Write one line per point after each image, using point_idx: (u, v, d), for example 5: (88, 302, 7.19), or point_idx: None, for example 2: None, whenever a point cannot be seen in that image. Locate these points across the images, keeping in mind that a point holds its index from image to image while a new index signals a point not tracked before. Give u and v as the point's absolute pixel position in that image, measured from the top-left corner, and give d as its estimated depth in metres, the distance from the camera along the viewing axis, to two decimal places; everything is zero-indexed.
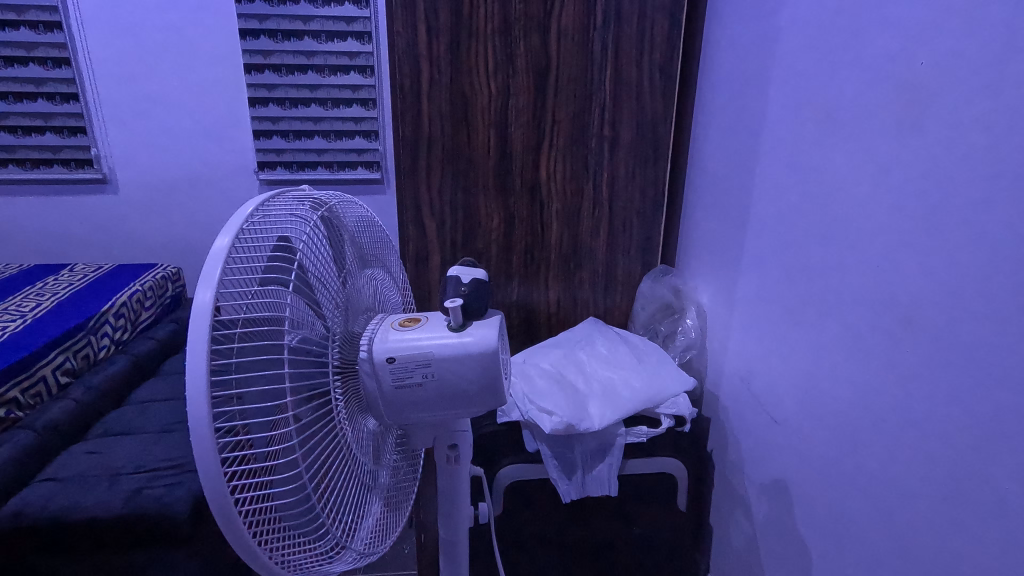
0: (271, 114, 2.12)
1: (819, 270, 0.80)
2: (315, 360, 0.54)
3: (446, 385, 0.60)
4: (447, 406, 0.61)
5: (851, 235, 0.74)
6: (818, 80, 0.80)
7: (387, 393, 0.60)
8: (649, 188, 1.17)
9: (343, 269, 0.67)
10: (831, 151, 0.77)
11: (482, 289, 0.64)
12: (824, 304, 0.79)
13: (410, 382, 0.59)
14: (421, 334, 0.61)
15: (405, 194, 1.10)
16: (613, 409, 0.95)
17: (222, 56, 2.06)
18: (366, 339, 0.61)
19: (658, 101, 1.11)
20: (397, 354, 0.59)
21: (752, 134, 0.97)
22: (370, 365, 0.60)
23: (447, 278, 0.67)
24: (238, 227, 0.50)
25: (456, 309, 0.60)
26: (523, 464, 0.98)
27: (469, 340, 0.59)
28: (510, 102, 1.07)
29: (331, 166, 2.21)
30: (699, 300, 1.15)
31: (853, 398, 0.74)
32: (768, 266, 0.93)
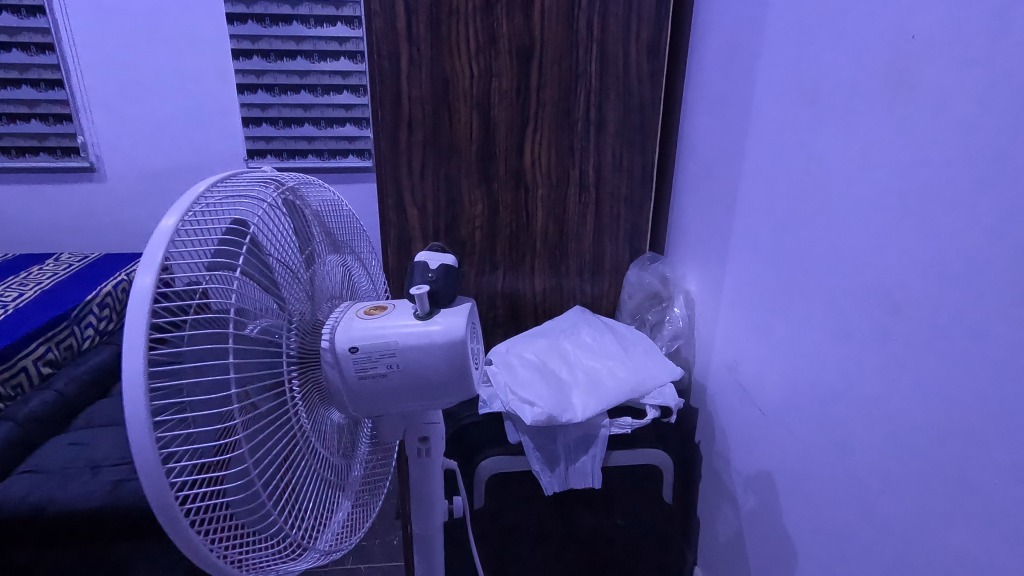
0: (258, 100, 2.07)
1: (809, 256, 0.77)
2: (269, 350, 0.51)
3: (412, 375, 0.57)
4: (414, 398, 0.59)
5: (839, 217, 0.71)
6: (807, 58, 0.76)
7: (350, 384, 0.57)
8: (637, 173, 1.14)
9: (307, 255, 0.64)
10: (820, 132, 0.74)
11: (451, 277, 0.61)
12: (812, 289, 0.76)
13: (374, 372, 0.57)
14: (386, 322, 0.58)
15: (386, 180, 1.07)
16: (597, 400, 0.93)
17: (211, 42, 2.01)
18: (328, 327, 0.58)
19: (646, 82, 1.08)
20: (360, 343, 0.56)
21: (741, 116, 0.93)
22: (332, 355, 0.57)
23: (415, 265, 0.64)
24: (185, 208, 0.47)
25: (422, 296, 0.57)
26: (504, 456, 0.95)
27: (434, 329, 0.56)
28: (492, 84, 1.04)
29: (321, 154, 2.17)
30: (687, 288, 1.11)
31: (840, 386, 0.71)
32: (756, 253, 0.90)
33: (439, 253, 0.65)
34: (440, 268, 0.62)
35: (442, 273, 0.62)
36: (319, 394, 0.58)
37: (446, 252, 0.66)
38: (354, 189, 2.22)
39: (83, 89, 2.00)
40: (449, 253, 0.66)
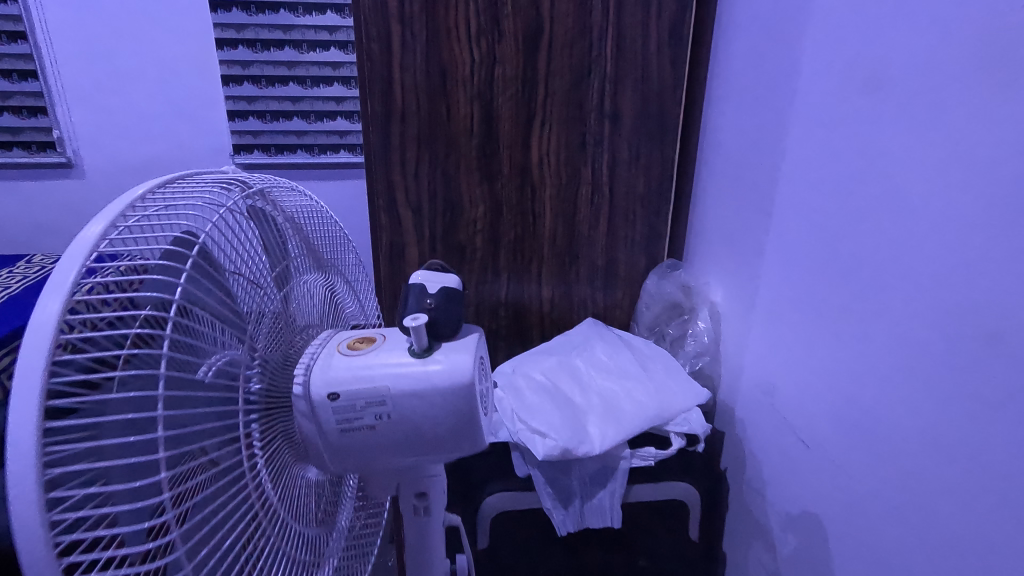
0: (245, 93, 1.73)
1: (865, 269, 0.66)
2: (222, 403, 0.40)
3: (407, 428, 0.46)
4: (409, 453, 0.48)
5: (902, 223, 0.60)
6: (863, 36, 0.65)
7: (328, 437, 0.46)
8: (655, 171, 1.02)
9: (276, 274, 0.53)
10: (880, 123, 0.63)
11: (454, 303, 0.50)
12: (868, 306, 0.66)
13: (358, 424, 0.46)
14: (373, 360, 0.47)
15: (376, 179, 0.95)
16: (616, 429, 0.82)
17: (172, 10, 1.62)
18: (302, 367, 0.47)
19: (666, 70, 0.97)
20: (342, 388, 0.45)
21: (778, 106, 0.82)
22: (306, 404, 0.46)
23: (409, 288, 0.53)
24: (112, 217, 0.38)
25: (420, 328, 0.45)
26: (512, 492, 0.84)
27: (434, 370, 0.45)
28: (495, 71, 0.92)
29: (311, 150, 1.83)
30: (711, 299, 1.00)
31: (905, 421, 0.60)
32: (796, 263, 0.79)
33: (438, 273, 0.54)
34: (441, 292, 0.51)
35: (443, 298, 0.51)
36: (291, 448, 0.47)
37: (447, 272, 0.55)
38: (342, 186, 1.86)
39: (53, 62, 1.63)
40: (451, 273, 0.55)
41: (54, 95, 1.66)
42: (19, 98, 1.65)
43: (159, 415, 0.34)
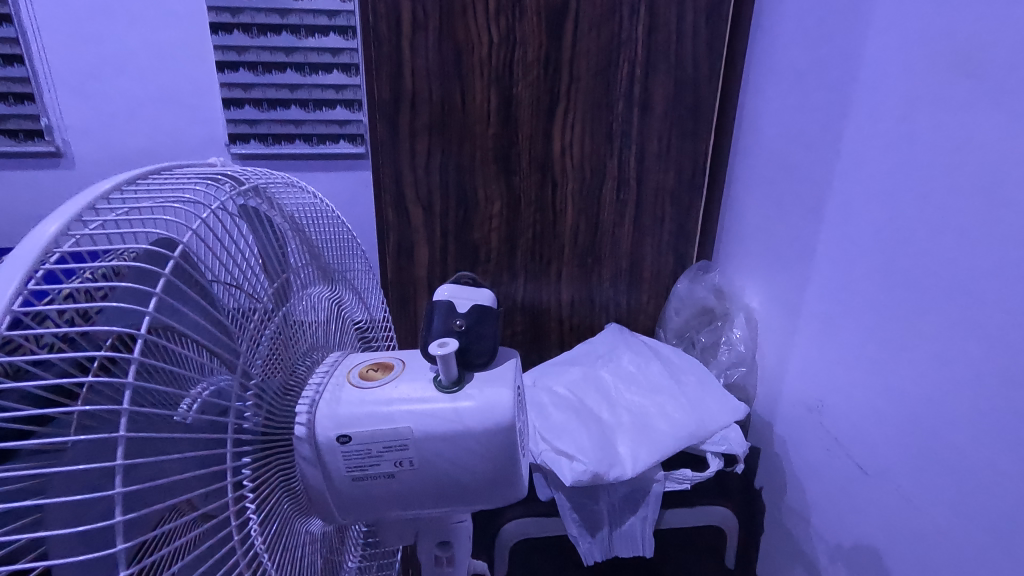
0: (240, 79, 1.49)
1: (937, 281, 0.57)
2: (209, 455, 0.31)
3: (433, 477, 0.38)
4: (435, 503, 0.40)
5: (989, 228, 0.51)
6: (937, 9, 0.55)
7: (337, 487, 0.38)
8: (686, 165, 0.94)
9: (276, 285, 0.45)
10: (959, 111, 0.54)
11: (488, 327, 0.42)
12: (933, 319, 0.58)
13: (373, 473, 0.38)
14: (391, 394, 0.39)
15: (384, 172, 0.87)
16: (650, 450, 0.74)
17: None
18: (305, 401, 0.39)
19: (702, 55, 0.87)
20: (353, 430, 0.37)
21: (827, 93, 0.72)
22: (310, 449, 0.38)
23: (433, 305, 0.44)
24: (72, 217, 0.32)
25: (449, 358, 0.37)
26: (532, 518, 0.77)
27: (467, 408, 0.37)
28: (516, 53, 0.83)
29: (310, 140, 1.58)
30: (747, 304, 0.92)
31: (985, 452, 0.52)
32: (848, 269, 0.70)
33: (468, 287, 0.46)
34: (472, 312, 0.43)
35: (475, 320, 0.42)
36: (296, 504, 0.39)
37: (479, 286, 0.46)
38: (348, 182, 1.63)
39: (42, 45, 1.39)
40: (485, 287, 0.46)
41: (40, 79, 1.41)
42: (6, 84, 1.41)
43: (117, 495, 0.24)
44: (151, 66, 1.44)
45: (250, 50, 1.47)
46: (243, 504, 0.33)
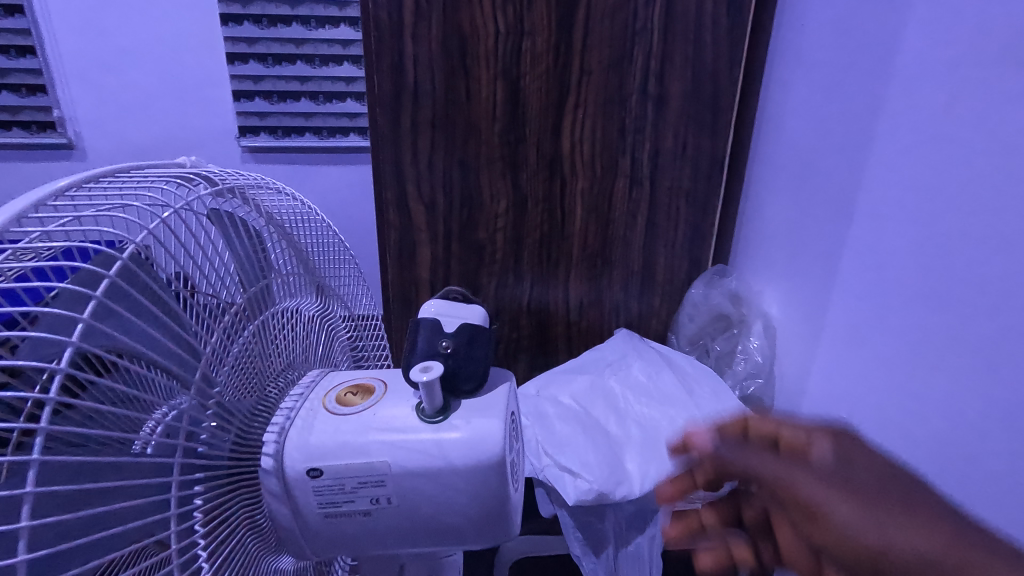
0: (250, 71, 1.39)
1: (971, 310, 0.48)
2: (149, 500, 0.29)
3: (414, 517, 0.34)
4: (417, 543, 0.36)
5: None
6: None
7: (308, 524, 0.35)
8: (702, 162, 0.85)
9: (253, 296, 0.42)
10: (1001, 111, 0.45)
11: (476, 348, 0.40)
12: (944, 339, 0.51)
13: (348, 510, 0.34)
14: (368, 423, 0.35)
15: (384, 170, 0.83)
16: (657, 467, 0.70)
17: None
18: (275, 428, 0.35)
19: (722, 44, 0.79)
20: (324, 464, 0.33)
21: (854, 84, 0.64)
22: (277, 484, 0.34)
23: (419, 328, 0.43)
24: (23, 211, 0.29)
25: (433, 385, 0.34)
26: (532, 535, 0.73)
27: (452, 441, 0.34)
28: (523, 44, 0.77)
29: (320, 132, 1.49)
30: (765, 312, 0.84)
31: (1016, 516, 0.44)
32: (869, 285, 0.61)
33: (456, 309, 0.45)
34: (460, 335, 0.41)
35: (462, 343, 0.41)
36: (262, 539, 0.37)
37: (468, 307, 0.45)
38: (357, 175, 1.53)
39: (53, 35, 1.31)
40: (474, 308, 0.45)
41: (51, 69, 1.34)
42: (18, 75, 1.34)
43: (18, 563, 0.22)
44: (160, 55, 1.35)
45: (259, 41, 1.37)
46: (191, 554, 0.30)
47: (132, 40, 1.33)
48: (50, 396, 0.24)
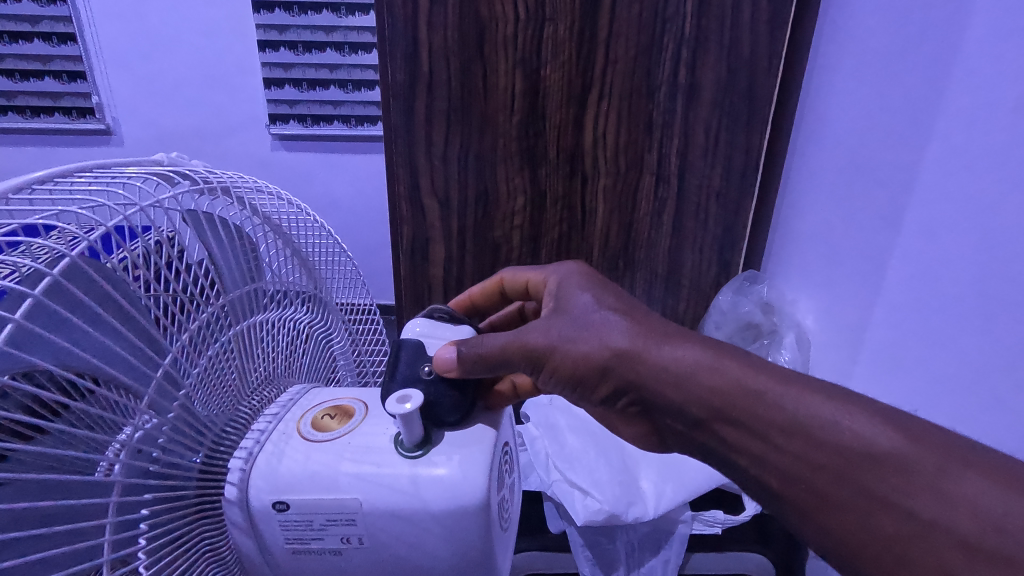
0: (280, 59, 1.26)
1: None
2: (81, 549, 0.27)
3: (386, 556, 0.36)
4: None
5: None
6: None
7: (277, 558, 0.37)
8: (735, 159, 0.77)
9: (234, 301, 0.39)
10: None
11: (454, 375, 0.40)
12: (1009, 364, 0.45)
13: (317, 548, 0.36)
14: (336, 458, 0.36)
15: (397, 164, 0.78)
16: (673, 487, 0.66)
17: None
18: (242, 454, 0.36)
19: (761, 33, 0.71)
20: (291, 498, 0.35)
21: (914, 74, 0.56)
22: (243, 517, 0.35)
23: (400, 343, 0.42)
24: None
25: (411, 420, 0.35)
26: (542, 551, 0.69)
27: (429, 481, 0.35)
28: (545, 31, 0.71)
29: (348, 121, 1.34)
30: (800, 322, 0.78)
31: None
32: (923, 299, 0.55)
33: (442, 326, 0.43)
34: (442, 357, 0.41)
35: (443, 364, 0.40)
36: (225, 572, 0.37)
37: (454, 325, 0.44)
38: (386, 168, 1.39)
39: (92, 23, 1.22)
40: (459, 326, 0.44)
41: (90, 56, 1.25)
42: (59, 62, 1.27)
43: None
44: (193, 42, 1.24)
45: (290, 28, 1.24)
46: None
47: (166, 26, 1.22)
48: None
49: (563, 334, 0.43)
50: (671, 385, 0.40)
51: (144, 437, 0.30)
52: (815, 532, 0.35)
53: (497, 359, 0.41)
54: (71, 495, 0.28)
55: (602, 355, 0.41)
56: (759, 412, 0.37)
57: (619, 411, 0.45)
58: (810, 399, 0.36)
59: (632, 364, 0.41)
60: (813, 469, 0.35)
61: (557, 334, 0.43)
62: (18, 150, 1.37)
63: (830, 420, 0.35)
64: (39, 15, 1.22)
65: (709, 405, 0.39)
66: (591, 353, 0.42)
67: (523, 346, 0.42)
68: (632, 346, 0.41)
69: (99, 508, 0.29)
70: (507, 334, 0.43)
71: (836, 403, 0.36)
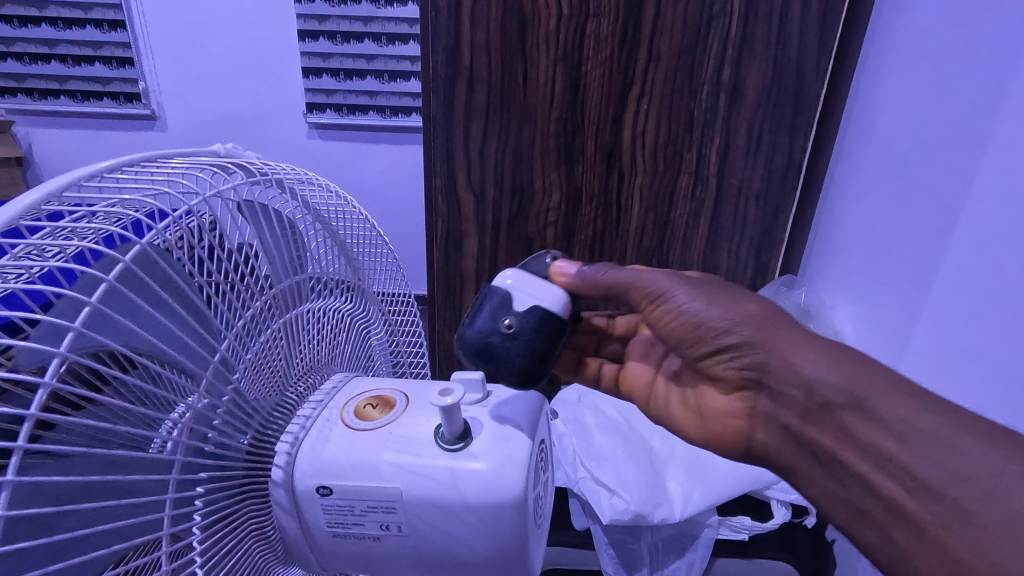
0: (320, 49, 1.27)
1: None
2: (142, 521, 0.28)
3: (422, 545, 0.37)
4: (421, 572, 0.39)
5: None
6: None
7: (317, 540, 0.38)
8: (778, 160, 0.75)
9: (283, 291, 0.40)
10: None
11: (532, 336, 0.41)
12: None
13: (357, 533, 0.37)
14: (377, 447, 0.37)
15: (435, 156, 0.79)
16: (703, 491, 0.66)
17: None
18: (288, 439, 0.37)
19: (811, 33, 0.69)
20: (334, 483, 0.36)
21: (974, 78, 0.54)
22: (288, 499, 0.37)
23: (490, 290, 0.43)
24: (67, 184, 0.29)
25: (451, 414, 0.36)
26: (563, 546, 0.69)
27: (467, 474, 0.36)
28: (587, 27, 0.71)
29: (383, 111, 1.34)
30: (837, 330, 0.76)
31: None
32: (971, 314, 0.53)
33: (532, 277, 0.43)
34: (524, 313, 0.41)
35: (524, 319, 0.41)
36: (270, 550, 0.38)
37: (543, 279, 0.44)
38: (419, 159, 1.39)
39: (142, 11, 1.26)
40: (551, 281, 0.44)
41: (139, 42, 1.29)
42: (109, 47, 1.30)
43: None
44: (237, 31, 1.26)
45: (330, 19, 1.25)
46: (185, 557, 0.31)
47: (212, 14, 1.25)
48: (33, 411, 0.22)
49: (704, 288, 0.47)
50: (806, 353, 0.41)
51: (198, 414, 0.32)
52: (926, 554, 0.33)
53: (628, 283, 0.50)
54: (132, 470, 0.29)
55: (744, 307, 0.45)
56: (896, 411, 0.36)
57: (720, 376, 0.47)
58: (959, 420, 0.34)
59: (758, 327, 0.44)
60: (942, 481, 0.32)
61: (697, 287, 0.47)
62: (68, 132, 1.42)
63: (973, 443, 0.32)
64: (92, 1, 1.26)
65: (837, 389, 0.39)
66: (717, 304, 0.46)
67: (649, 284, 0.49)
68: (762, 317, 0.44)
69: (158, 484, 0.30)
70: (639, 274, 0.50)
71: (983, 429, 0.33)
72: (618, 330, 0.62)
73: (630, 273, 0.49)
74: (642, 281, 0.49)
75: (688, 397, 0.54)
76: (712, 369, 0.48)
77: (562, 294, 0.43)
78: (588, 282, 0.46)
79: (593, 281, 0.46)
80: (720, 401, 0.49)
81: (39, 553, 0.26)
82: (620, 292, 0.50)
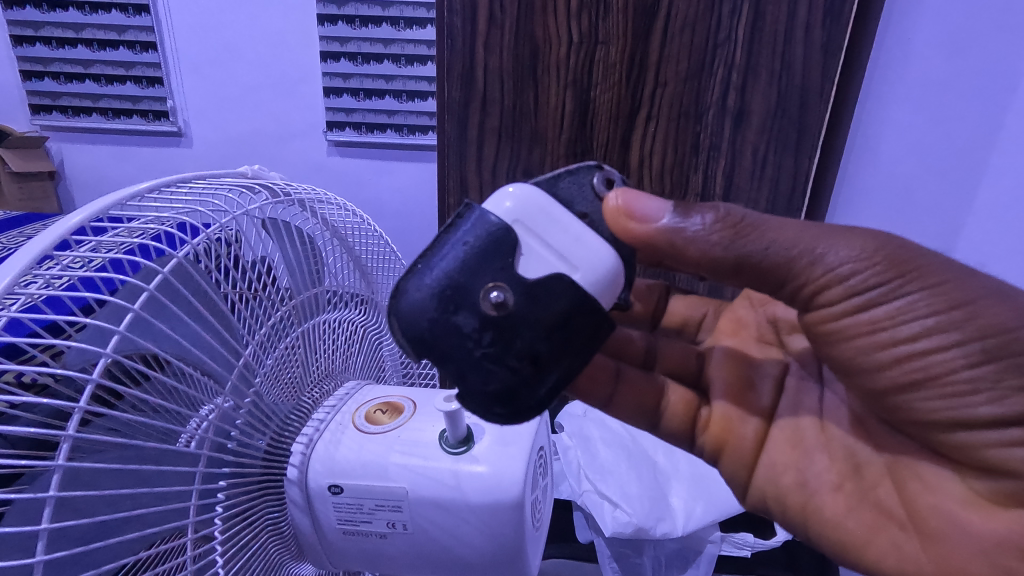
0: (341, 70, 1.30)
1: None
2: (171, 508, 0.31)
3: (423, 543, 0.40)
4: (421, 570, 0.41)
5: None
6: None
7: (328, 537, 0.41)
8: (783, 181, 0.75)
9: (301, 303, 0.43)
10: None
11: (536, 335, 0.32)
12: None
13: (364, 530, 0.40)
14: (387, 448, 0.40)
15: (449, 175, 0.82)
16: (704, 506, 0.67)
17: None
18: (302, 440, 0.40)
19: (814, 59, 0.69)
20: (345, 481, 0.39)
21: None
22: (303, 498, 0.39)
23: (490, 232, 0.33)
24: (117, 201, 0.33)
25: (454, 418, 0.38)
26: (566, 558, 0.71)
27: (469, 476, 0.38)
28: (596, 55, 0.73)
29: (400, 129, 1.37)
30: None
31: None
32: None
33: (564, 225, 0.34)
34: (528, 286, 0.32)
35: (519, 299, 0.32)
36: (285, 545, 0.41)
37: (580, 227, 0.34)
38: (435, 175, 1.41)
39: (172, 33, 1.31)
40: (591, 230, 0.34)
41: (169, 62, 1.34)
42: (141, 68, 1.35)
43: (36, 564, 0.23)
44: (263, 53, 1.30)
45: (352, 41, 1.28)
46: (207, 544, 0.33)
47: (239, 36, 1.29)
48: (80, 405, 0.25)
49: (976, 304, 0.37)
50: None
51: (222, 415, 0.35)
52: None
53: (814, 262, 0.38)
54: (163, 461, 0.32)
55: None
56: None
57: (1010, 470, 0.38)
58: None
59: None
60: None
61: (965, 302, 0.37)
62: (97, 148, 1.47)
63: None
64: (126, 24, 1.31)
65: None
66: (1009, 340, 0.36)
67: (886, 258, 0.38)
68: None
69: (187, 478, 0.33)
70: (810, 242, 0.38)
71: None
72: (675, 317, 0.60)
73: (838, 260, 0.38)
74: (861, 276, 0.38)
75: (875, 491, 0.44)
76: (1000, 462, 0.38)
77: (602, 261, 0.33)
78: (671, 238, 0.37)
79: (671, 237, 0.37)
80: (989, 521, 0.38)
81: (79, 533, 0.29)
82: (781, 267, 0.38)
